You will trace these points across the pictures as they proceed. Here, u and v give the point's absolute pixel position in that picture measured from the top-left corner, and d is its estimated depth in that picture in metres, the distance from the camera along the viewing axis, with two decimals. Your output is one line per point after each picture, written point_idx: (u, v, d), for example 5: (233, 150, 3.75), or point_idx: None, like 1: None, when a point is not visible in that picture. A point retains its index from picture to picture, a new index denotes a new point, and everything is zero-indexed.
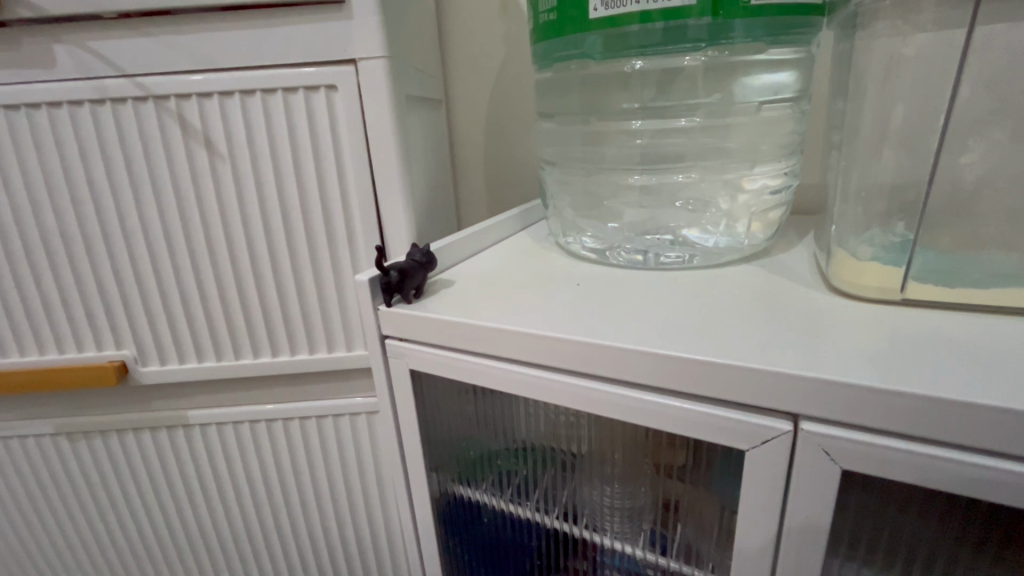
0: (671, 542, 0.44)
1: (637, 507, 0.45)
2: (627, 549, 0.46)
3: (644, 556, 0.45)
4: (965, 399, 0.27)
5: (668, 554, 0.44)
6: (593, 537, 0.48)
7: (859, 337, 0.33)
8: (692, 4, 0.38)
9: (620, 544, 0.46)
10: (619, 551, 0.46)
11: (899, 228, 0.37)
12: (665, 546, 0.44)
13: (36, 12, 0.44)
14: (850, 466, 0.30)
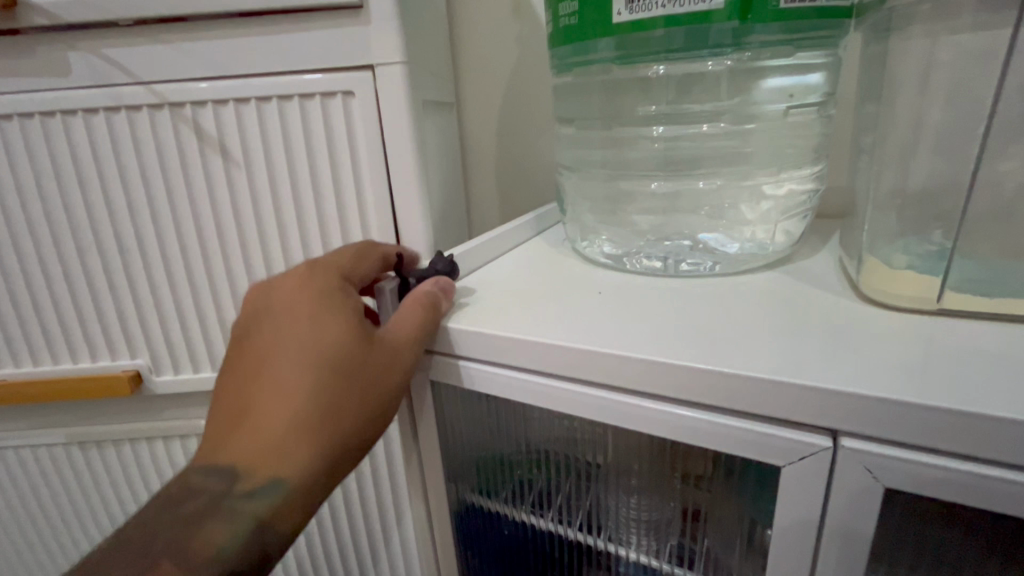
0: (698, 555, 0.43)
1: (662, 519, 0.44)
2: (653, 563, 0.45)
3: (670, 569, 0.44)
4: (1016, 416, 0.26)
5: (695, 567, 0.43)
6: (617, 549, 0.47)
7: (896, 346, 0.33)
8: (719, 7, 0.38)
9: (645, 556, 0.46)
10: (644, 564, 0.46)
11: (936, 236, 0.35)
12: (691, 558, 0.43)
13: (50, 19, 0.43)
14: (892, 484, 0.29)
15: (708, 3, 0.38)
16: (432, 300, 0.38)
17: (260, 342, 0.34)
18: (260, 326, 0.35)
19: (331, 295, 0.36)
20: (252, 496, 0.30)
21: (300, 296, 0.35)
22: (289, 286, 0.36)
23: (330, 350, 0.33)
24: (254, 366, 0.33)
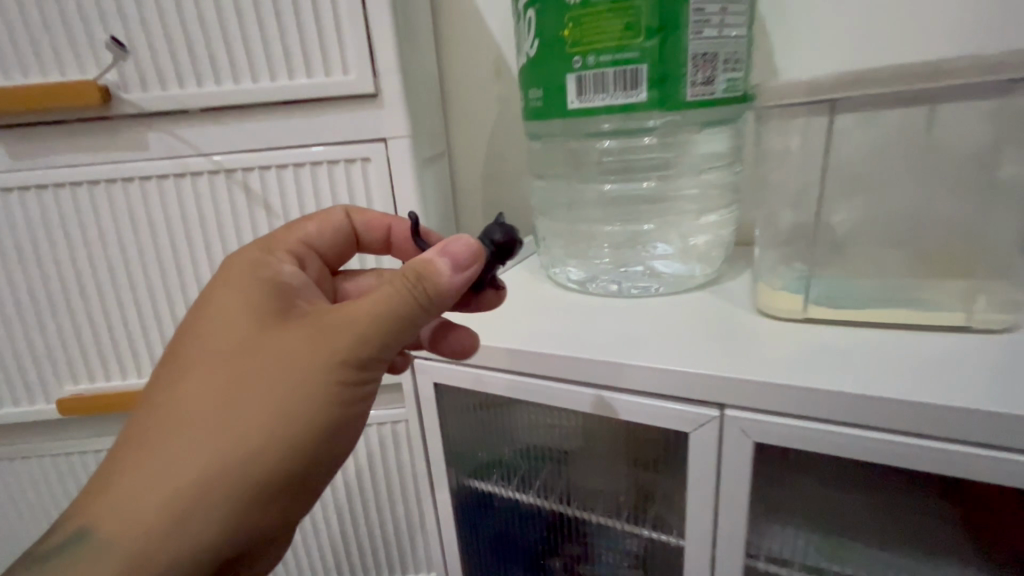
0: (643, 514, 0.57)
1: (616, 488, 0.59)
2: (610, 523, 0.59)
3: (622, 527, 0.58)
4: (826, 386, 0.39)
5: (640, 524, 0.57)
6: (583, 515, 0.60)
7: (770, 344, 0.46)
8: (641, 100, 0.51)
9: (604, 519, 0.59)
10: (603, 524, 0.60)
11: (799, 265, 0.49)
12: (637, 518, 0.58)
13: (137, 108, 0.56)
14: (761, 439, 0.42)
15: (634, 97, 0.51)
16: (405, 274, 0.36)
17: (183, 338, 0.37)
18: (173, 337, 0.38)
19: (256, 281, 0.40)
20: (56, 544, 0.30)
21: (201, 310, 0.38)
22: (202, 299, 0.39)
23: (221, 341, 0.35)
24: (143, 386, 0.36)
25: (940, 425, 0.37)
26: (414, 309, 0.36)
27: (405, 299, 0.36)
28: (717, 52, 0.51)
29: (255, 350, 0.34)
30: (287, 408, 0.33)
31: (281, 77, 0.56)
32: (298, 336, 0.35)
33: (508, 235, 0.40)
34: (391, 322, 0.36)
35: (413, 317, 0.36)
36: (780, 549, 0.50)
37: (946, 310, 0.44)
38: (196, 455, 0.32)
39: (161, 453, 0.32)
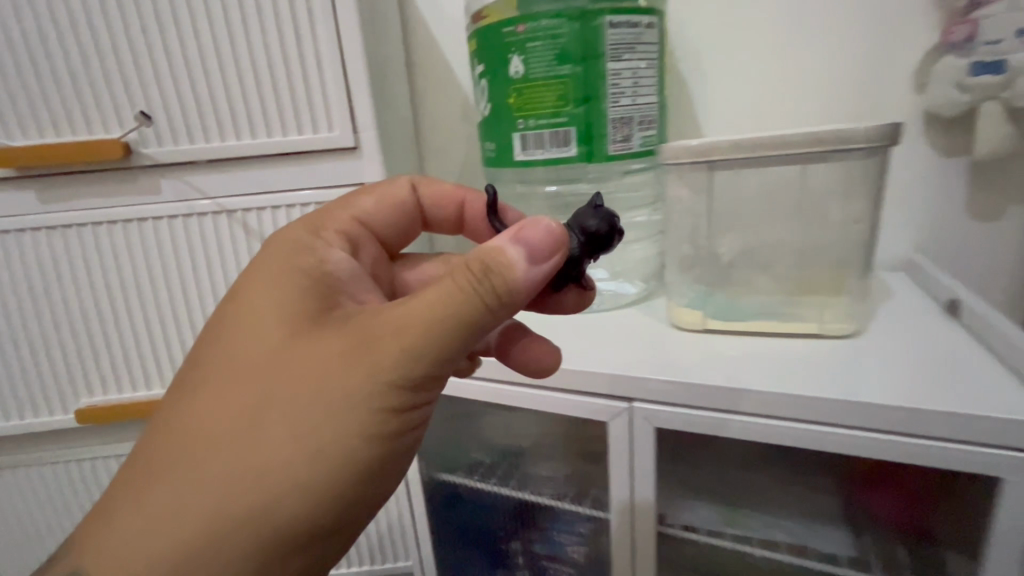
0: (581, 496, 0.69)
1: (560, 476, 0.72)
2: (554, 503, 0.70)
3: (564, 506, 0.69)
4: (704, 383, 0.51)
5: (578, 503, 0.69)
6: (532, 498, 0.71)
7: (673, 350, 0.58)
8: (572, 154, 0.64)
9: (549, 500, 0.70)
10: (549, 504, 0.70)
11: (696, 286, 0.61)
12: (576, 499, 0.69)
13: (152, 160, 0.67)
14: (660, 424, 0.54)
15: (566, 152, 0.64)
16: (477, 271, 0.33)
17: (227, 332, 0.38)
18: (219, 324, 0.39)
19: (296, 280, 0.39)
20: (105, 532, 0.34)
21: (246, 301, 0.39)
22: (248, 287, 0.40)
23: (261, 348, 0.36)
24: (190, 380, 0.37)
25: (788, 410, 0.49)
26: (479, 318, 0.34)
27: (472, 306, 0.33)
28: (633, 116, 0.64)
29: (286, 366, 0.35)
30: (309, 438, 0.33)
31: (277, 133, 0.67)
32: (328, 352, 0.34)
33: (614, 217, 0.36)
34: (452, 331, 0.33)
35: (479, 324, 0.34)
36: (692, 518, 0.63)
37: (803, 320, 0.57)
38: (220, 486, 0.33)
39: (187, 483, 0.33)
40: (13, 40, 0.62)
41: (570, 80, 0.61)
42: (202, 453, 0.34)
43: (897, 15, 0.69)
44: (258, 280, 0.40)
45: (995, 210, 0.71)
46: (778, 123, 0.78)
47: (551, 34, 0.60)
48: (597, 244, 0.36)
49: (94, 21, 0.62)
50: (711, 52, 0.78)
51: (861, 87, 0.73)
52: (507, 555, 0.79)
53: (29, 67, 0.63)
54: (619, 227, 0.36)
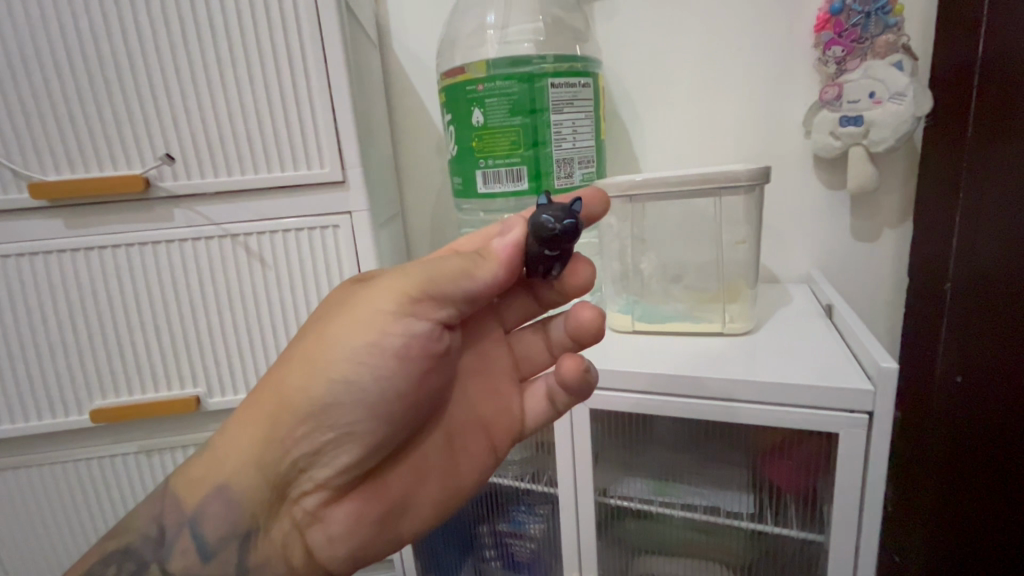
0: (534, 473, 0.82)
1: (516, 458, 0.84)
2: (511, 480, 0.83)
3: (519, 481, 0.83)
4: (624, 370, 0.65)
5: (531, 478, 0.82)
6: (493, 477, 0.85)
7: (607, 347, 0.72)
8: (525, 187, 0.77)
9: (507, 478, 0.84)
10: (507, 482, 0.84)
11: (625, 296, 0.75)
12: (529, 475, 0.82)
13: (168, 192, 0.78)
14: (592, 406, 0.68)
15: (520, 185, 0.77)
16: (476, 250, 0.49)
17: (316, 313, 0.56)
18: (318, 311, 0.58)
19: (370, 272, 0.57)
20: (234, 429, 0.54)
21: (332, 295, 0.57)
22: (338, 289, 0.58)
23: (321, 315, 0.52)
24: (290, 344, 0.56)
25: (689, 388, 0.62)
26: (471, 266, 0.47)
27: (468, 259, 0.48)
28: (573, 157, 0.78)
29: (326, 322, 0.50)
30: (339, 350, 0.47)
31: (276, 170, 0.79)
32: (351, 309, 0.49)
33: (546, 217, 0.43)
34: (452, 276, 0.47)
35: (471, 270, 0.47)
36: (629, 490, 0.77)
37: (708, 321, 0.71)
38: (280, 388, 0.50)
39: (265, 385, 0.51)
40: (52, 89, 0.73)
41: (521, 128, 0.75)
42: (277, 382, 0.51)
43: (789, 76, 0.85)
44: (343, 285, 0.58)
45: (873, 233, 0.86)
46: (702, 161, 0.93)
47: (506, 93, 0.74)
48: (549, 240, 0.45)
49: (124, 76, 0.74)
50: (645, 102, 0.94)
51: (765, 132, 0.89)
52: (476, 537, 0.90)
53: (64, 113, 0.74)
54: (554, 224, 0.43)
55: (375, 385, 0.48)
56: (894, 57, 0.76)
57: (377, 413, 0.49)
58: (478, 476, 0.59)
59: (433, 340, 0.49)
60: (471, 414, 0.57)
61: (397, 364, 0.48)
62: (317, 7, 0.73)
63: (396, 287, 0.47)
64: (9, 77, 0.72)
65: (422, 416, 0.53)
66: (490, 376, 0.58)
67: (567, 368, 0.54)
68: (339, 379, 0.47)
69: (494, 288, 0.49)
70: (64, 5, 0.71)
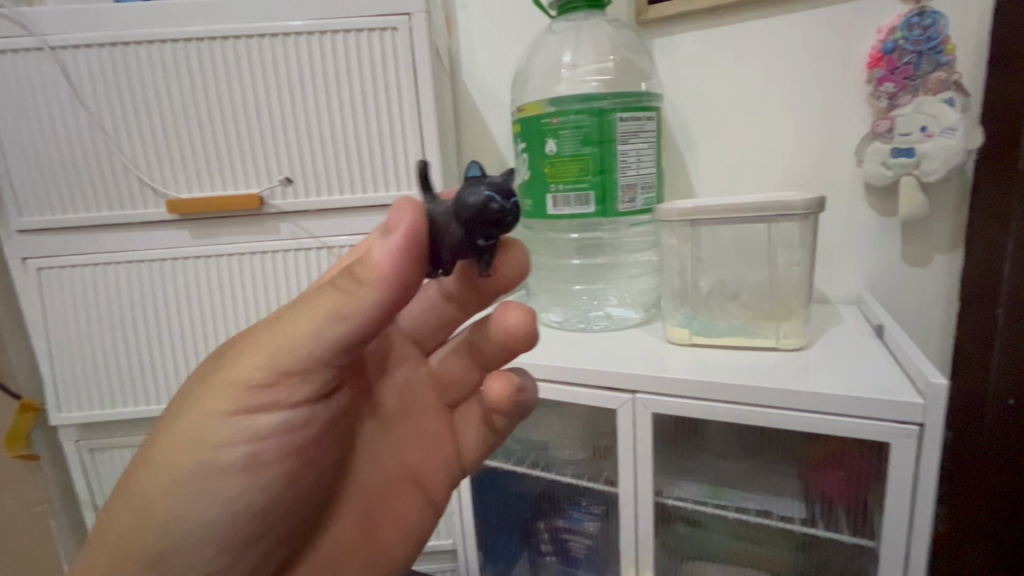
0: (591, 473, 0.89)
1: (574, 459, 0.91)
2: (565, 477, 0.89)
3: (573, 479, 0.88)
4: (686, 378, 0.71)
5: (585, 477, 0.89)
6: (548, 474, 0.91)
7: (666, 358, 0.78)
8: (592, 210, 0.85)
9: (562, 475, 0.90)
10: (561, 478, 0.90)
11: (683, 311, 0.81)
12: (586, 475, 0.89)
13: (277, 210, 0.89)
14: (654, 410, 0.73)
15: (587, 208, 0.85)
16: (354, 269, 0.43)
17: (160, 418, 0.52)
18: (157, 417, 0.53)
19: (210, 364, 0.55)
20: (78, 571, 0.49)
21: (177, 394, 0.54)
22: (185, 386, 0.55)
23: (165, 420, 0.50)
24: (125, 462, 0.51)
25: (746, 396, 0.68)
26: (344, 300, 0.43)
27: (340, 295, 0.43)
28: (637, 184, 0.85)
29: (169, 428, 0.48)
30: (174, 470, 0.46)
31: (369, 190, 0.89)
32: (195, 409, 0.47)
33: (492, 197, 0.42)
34: (318, 329, 0.43)
35: (344, 306, 0.43)
36: (684, 492, 0.82)
37: (762, 336, 0.76)
38: (127, 512, 0.47)
39: (111, 513, 0.48)
40: (181, 121, 0.85)
41: (590, 158, 0.83)
42: (120, 507, 0.48)
43: (841, 108, 0.91)
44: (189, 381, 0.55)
45: (924, 258, 0.90)
46: (754, 185, 0.99)
47: (578, 126, 0.82)
48: (490, 223, 0.43)
49: (242, 109, 0.84)
50: (700, 132, 1.01)
51: (818, 161, 0.94)
52: (534, 533, 0.99)
53: (190, 141, 0.85)
54: (502, 202, 0.42)
55: (231, 489, 0.47)
56: (946, 94, 0.81)
57: (245, 509, 0.48)
58: (407, 539, 0.60)
59: (303, 413, 0.48)
60: (394, 467, 0.59)
61: (251, 459, 0.47)
62: (413, 50, 0.83)
63: (228, 384, 0.46)
64: (153, 110, 0.84)
65: (315, 492, 0.53)
66: (412, 419, 0.60)
67: (494, 388, 0.57)
68: (198, 471, 0.46)
69: (374, 317, 0.43)
70: (193, 49, 0.81)
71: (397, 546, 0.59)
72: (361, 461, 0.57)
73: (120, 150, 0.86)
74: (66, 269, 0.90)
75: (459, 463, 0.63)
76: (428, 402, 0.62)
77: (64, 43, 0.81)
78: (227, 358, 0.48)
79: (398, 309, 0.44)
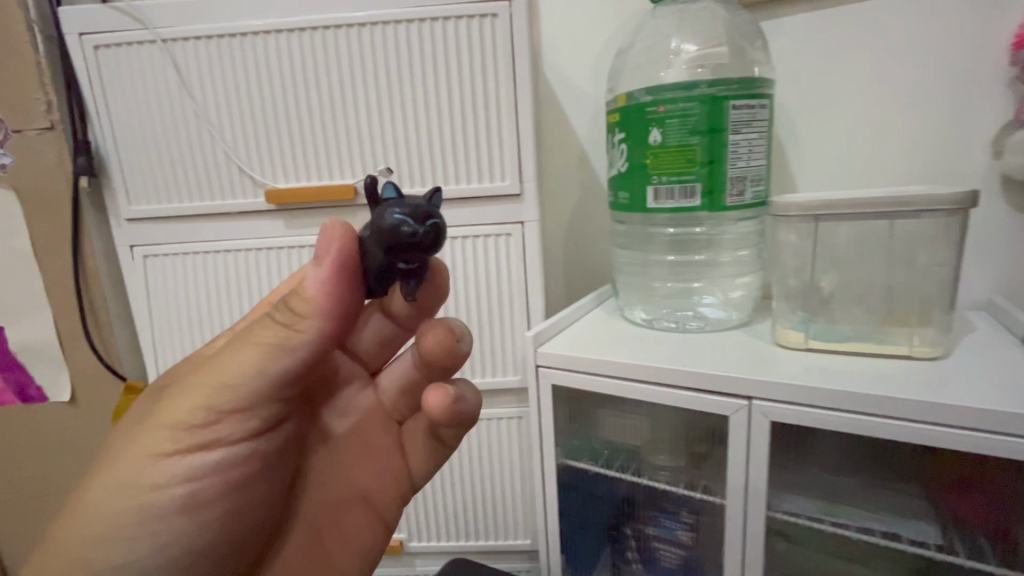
0: (689, 481, 0.85)
1: (673, 467, 0.87)
2: (658, 484, 0.87)
3: (666, 486, 0.86)
4: (812, 385, 0.65)
5: (678, 484, 0.85)
6: (638, 478, 0.89)
7: (782, 362, 0.72)
8: (697, 205, 0.81)
9: (654, 480, 0.88)
10: (651, 484, 0.87)
11: (799, 313, 0.76)
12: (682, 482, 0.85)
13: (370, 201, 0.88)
14: (773, 417, 0.68)
15: (692, 202, 0.81)
16: (291, 304, 0.48)
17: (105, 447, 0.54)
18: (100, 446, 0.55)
19: (139, 404, 0.57)
20: None
21: (121, 423, 0.56)
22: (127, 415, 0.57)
23: (113, 448, 0.52)
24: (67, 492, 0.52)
25: (882, 408, 0.62)
26: (286, 336, 0.47)
27: (279, 333, 0.48)
28: (746, 176, 0.80)
29: (118, 457, 0.50)
30: (122, 508, 0.49)
31: (462, 181, 0.87)
32: (149, 437, 0.50)
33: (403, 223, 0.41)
34: (262, 363, 0.48)
35: (286, 341, 0.48)
36: (794, 507, 0.75)
37: (893, 343, 0.70)
38: (74, 541, 0.48)
39: (55, 544, 0.49)
40: (281, 113, 0.85)
41: (698, 148, 0.78)
42: (68, 536, 0.49)
43: (975, 93, 0.82)
44: (135, 410, 0.57)
45: None
46: (866, 179, 0.92)
47: (687, 114, 0.77)
48: (407, 249, 0.42)
49: (338, 99, 0.84)
50: (805, 121, 0.94)
51: (942, 152, 0.86)
52: (620, 537, 0.96)
53: (289, 133, 0.86)
54: (413, 227, 0.41)
55: (172, 530, 0.51)
56: None
57: (184, 548, 0.52)
58: (356, 555, 0.62)
59: (247, 447, 0.53)
60: (342, 484, 0.62)
61: (191, 498, 0.51)
62: (512, 35, 0.80)
63: (166, 428, 0.49)
64: (255, 102, 0.85)
65: (260, 520, 0.57)
66: (359, 436, 0.64)
67: (430, 402, 0.57)
68: (153, 499, 0.50)
69: (317, 348, 0.49)
70: (295, 40, 0.82)
71: (345, 561, 0.62)
72: (309, 480, 0.62)
73: (222, 141, 0.87)
74: (169, 257, 0.92)
75: (410, 479, 0.65)
76: (375, 420, 0.64)
77: (174, 35, 0.82)
78: (164, 401, 0.52)
79: (335, 338, 0.50)
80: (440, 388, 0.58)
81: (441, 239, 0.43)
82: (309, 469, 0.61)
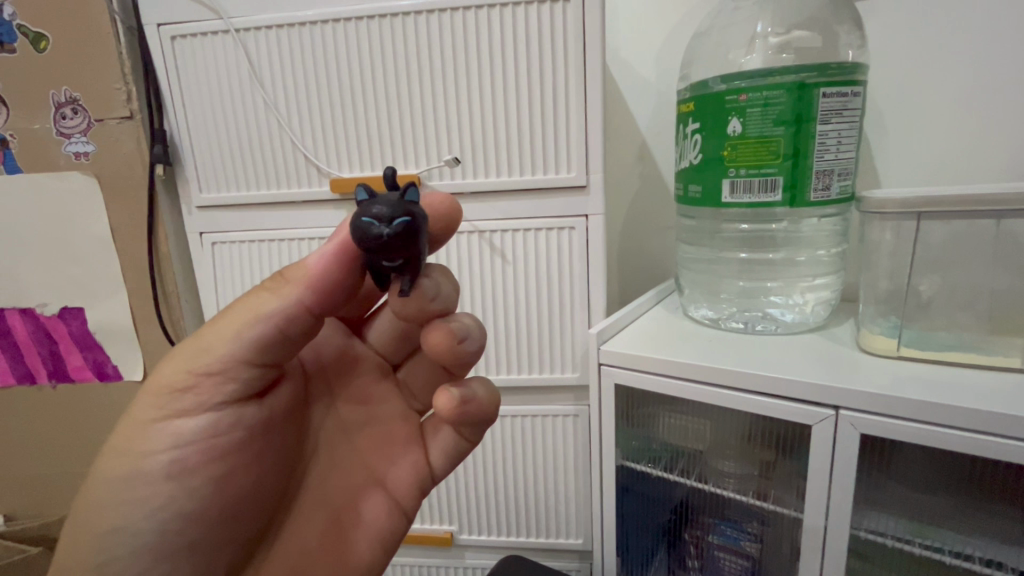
0: (758, 491, 0.81)
1: (740, 475, 0.83)
2: (723, 492, 0.84)
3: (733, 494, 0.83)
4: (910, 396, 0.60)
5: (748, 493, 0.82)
6: (702, 484, 0.86)
7: (872, 369, 0.67)
8: (776, 199, 0.76)
9: (719, 488, 0.84)
10: (717, 491, 0.84)
11: (891, 318, 0.71)
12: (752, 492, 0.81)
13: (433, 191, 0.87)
14: (864, 429, 0.63)
15: (771, 197, 0.76)
16: (284, 272, 0.50)
17: None
18: None
19: None
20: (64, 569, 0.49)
21: None
22: None
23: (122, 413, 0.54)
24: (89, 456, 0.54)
25: (996, 426, 0.56)
26: (266, 298, 0.48)
27: (262, 295, 0.49)
28: (833, 169, 0.75)
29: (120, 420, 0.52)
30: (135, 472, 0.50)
31: (526, 172, 0.85)
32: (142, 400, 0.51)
33: (370, 225, 0.42)
34: (238, 326, 0.48)
35: (264, 303, 0.48)
36: (877, 526, 0.71)
37: (1001, 354, 0.64)
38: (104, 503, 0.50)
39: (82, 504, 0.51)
40: (347, 101, 0.85)
41: (782, 139, 0.74)
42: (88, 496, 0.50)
43: None
44: None
45: None
46: (962, 174, 0.85)
47: (771, 103, 0.73)
48: (386, 247, 0.43)
49: (403, 87, 0.83)
50: (893, 110, 0.87)
51: None
52: (680, 544, 0.92)
53: (354, 121, 0.86)
54: (381, 227, 0.42)
55: (195, 498, 0.51)
56: None
57: (193, 525, 0.51)
58: (373, 542, 0.59)
59: (235, 415, 0.52)
60: (358, 468, 0.60)
61: (176, 466, 0.50)
62: (584, 20, 0.77)
63: (154, 391, 0.50)
64: (320, 91, 0.85)
65: (262, 499, 0.56)
66: (382, 421, 0.62)
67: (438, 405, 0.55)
68: (169, 466, 0.50)
69: (291, 316, 0.48)
70: (363, 27, 0.82)
71: (363, 549, 0.58)
72: (325, 462, 0.60)
73: (289, 129, 0.88)
74: (236, 244, 0.94)
75: (429, 472, 0.62)
76: (395, 411, 0.63)
77: (246, 24, 0.83)
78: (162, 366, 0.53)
79: (316, 311, 0.50)
80: (448, 389, 0.56)
81: (417, 229, 0.43)
82: (319, 455, 0.60)
